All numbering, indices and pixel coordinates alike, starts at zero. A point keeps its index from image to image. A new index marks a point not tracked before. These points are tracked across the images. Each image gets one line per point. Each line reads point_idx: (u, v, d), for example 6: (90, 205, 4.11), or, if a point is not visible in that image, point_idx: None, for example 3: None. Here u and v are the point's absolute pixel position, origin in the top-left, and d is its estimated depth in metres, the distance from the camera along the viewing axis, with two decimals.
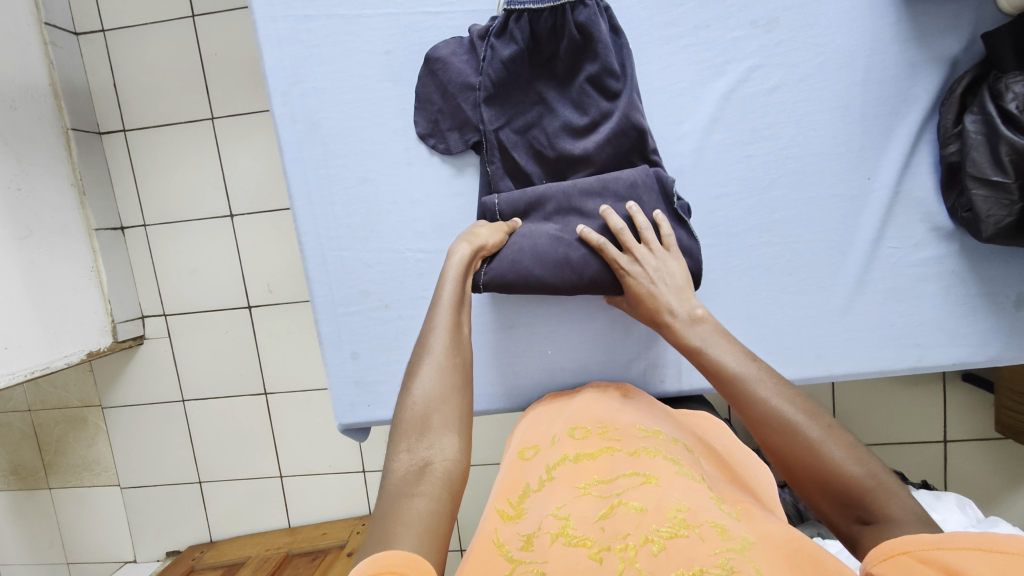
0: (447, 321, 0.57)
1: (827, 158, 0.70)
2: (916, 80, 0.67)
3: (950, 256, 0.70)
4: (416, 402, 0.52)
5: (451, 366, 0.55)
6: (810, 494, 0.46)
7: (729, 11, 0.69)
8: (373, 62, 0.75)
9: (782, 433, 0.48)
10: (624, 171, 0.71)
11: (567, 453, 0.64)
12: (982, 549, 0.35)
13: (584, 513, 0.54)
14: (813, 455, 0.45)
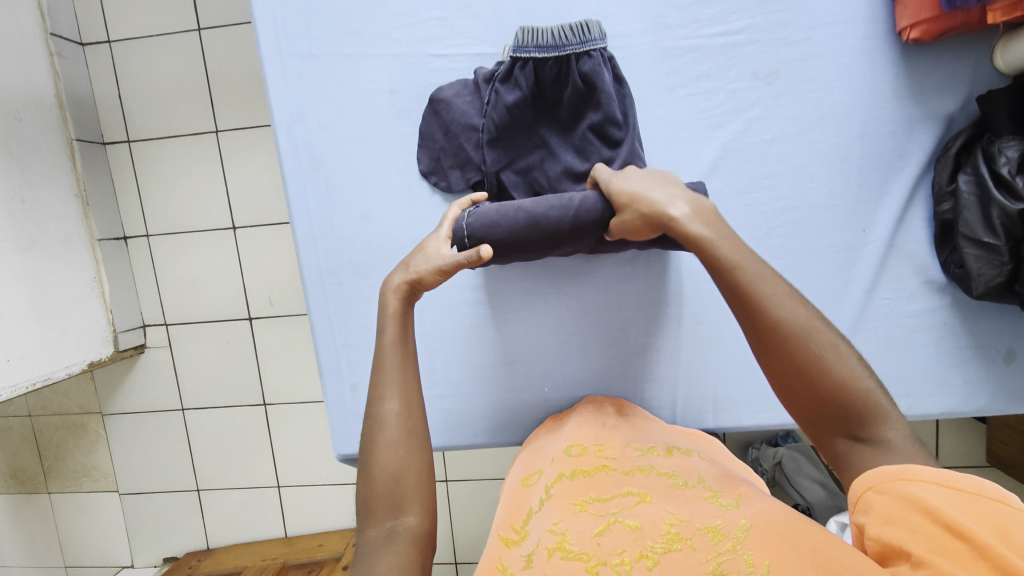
0: (396, 388, 0.55)
1: (823, 209, 0.71)
2: (912, 137, 0.68)
3: (940, 308, 0.71)
4: (378, 467, 0.51)
5: (404, 431, 0.53)
6: (811, 408, 0.46)
7: (731, 63, 0.69)
8: (377, 101, 0.75)
9: (799, 347, 0.46)
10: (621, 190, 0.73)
11: (564, 471, 0.64)
12: (942, 485, 0.38)
13: (582, 530, 0.55)
14: (821, 370, 0.45)
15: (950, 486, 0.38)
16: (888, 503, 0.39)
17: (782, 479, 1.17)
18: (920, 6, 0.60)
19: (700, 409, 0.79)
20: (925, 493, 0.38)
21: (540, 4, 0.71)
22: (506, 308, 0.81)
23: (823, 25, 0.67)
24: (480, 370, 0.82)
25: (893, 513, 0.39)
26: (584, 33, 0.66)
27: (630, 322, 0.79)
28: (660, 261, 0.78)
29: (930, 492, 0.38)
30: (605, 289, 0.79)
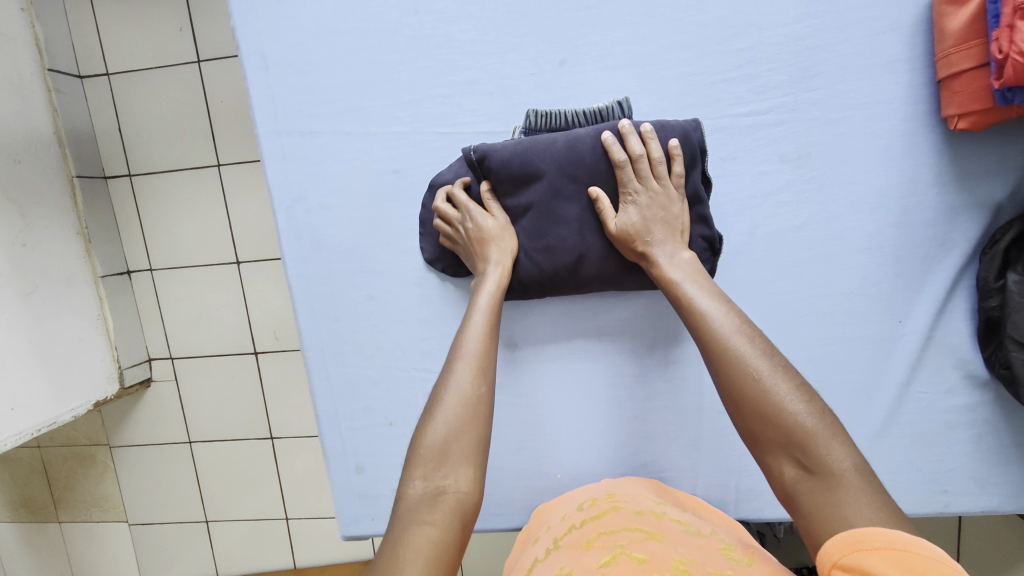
0: (473, 354, 0.54)
1: (856, 298, 0.66)
2: (956, 225, 0.63)
3: (983, 403, 0.66)
4: (434, 430, 0.49)
5: (474, 396, 0.51)
6: (756, 432, 0.47)
7: (759, 144, 0.64)
8: (380, 181, 0.71)
9: (748, 378, 0.48)
10: None
11: (575, 524, 0.65)
12: (893, 547, 0.35)
13: (586, 566, 0.54)
14: (766, 400, 0.46)
15: (901, 552, 0.35)
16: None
17: None
18: (966, 99, 0.56)
19: (721, 496, 0.75)
20: (879, 563, 0.35)
21: (552, 80, 0.66)
22: (517, 391, 0.77)
23: (859, 105, 0.62)
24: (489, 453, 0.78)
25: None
26: (599, 117, 0.65)
27: (648, 407, 0.75)
28: (679, 345, 0.74)
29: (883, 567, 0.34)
30: (621, 372, 0.75)
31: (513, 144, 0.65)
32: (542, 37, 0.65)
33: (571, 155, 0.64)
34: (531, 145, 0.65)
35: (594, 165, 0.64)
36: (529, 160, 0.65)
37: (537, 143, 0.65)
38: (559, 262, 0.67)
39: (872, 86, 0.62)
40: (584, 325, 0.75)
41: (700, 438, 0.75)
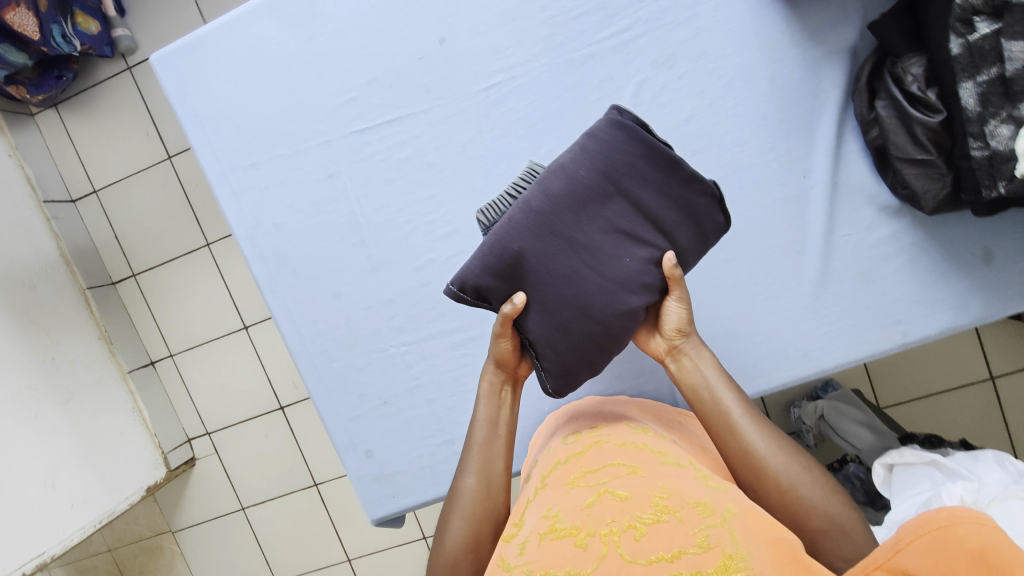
0: (476, 469, 0.69)
1: (758, 169, 0.72)
2: (823, 76, 0.69)
3: (904, 230, 0.70)
4: (449, 542, 0.66)
5: (477, 513, 0.67)
6: (798, 523, 0.56)
7: (629, 58, 0.72)
8: (319, 188, 0.80)
9: (765, 465, 0.59)
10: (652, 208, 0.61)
11: (560, 459, 0.68)
12: (919, 533, 0.36)
13: (574, 505, 0.57)
14: (791, 491, 0.57)
15: (926, 537, 0.36)
16: None
17: (828, 430, 1.24)
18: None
19: None
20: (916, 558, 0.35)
21: (438, 58, 0.74)
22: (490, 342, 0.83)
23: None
24: None
25: None
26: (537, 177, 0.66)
27: None
28: None
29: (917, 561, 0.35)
30: None
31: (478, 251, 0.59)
32: (418, 23, 0.74)
33: (535, 213, 0.59)
34: (496, 239, 0.60)
35: (559, 206, 0.59)
36: (503, 249, 0.59)
37: (499, 229, 0.60)
38: (605, 313, 0.60)
39: None
40: None
41: None
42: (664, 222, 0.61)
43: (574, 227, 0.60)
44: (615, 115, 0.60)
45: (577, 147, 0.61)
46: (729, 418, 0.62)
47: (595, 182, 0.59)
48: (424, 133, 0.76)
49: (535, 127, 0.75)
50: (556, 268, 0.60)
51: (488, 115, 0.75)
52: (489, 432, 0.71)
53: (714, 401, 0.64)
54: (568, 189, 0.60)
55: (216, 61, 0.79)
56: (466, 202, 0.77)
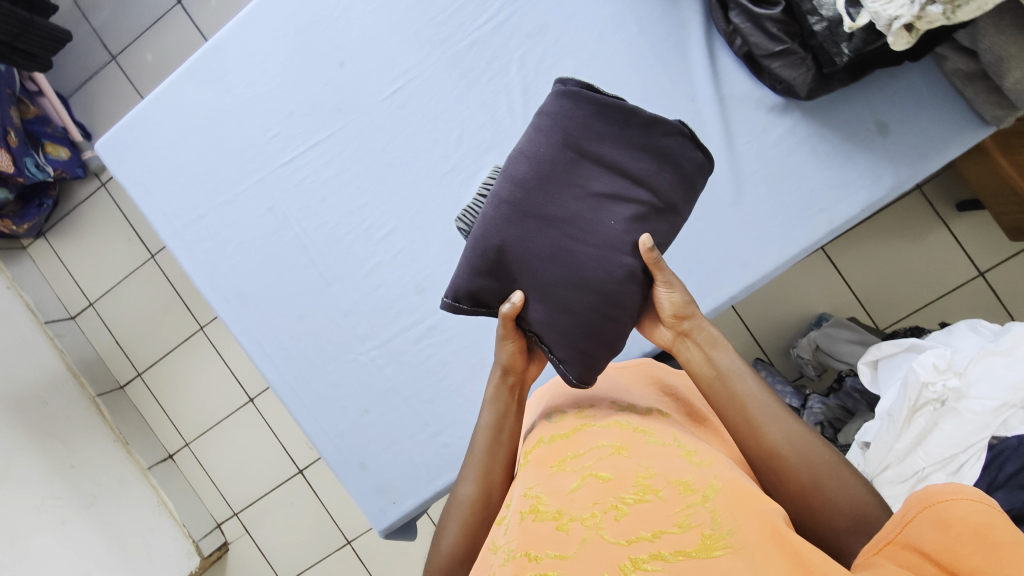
0: (475, 475, 0.63)
1: (649, 102, 0.77)
2: (680, 8, 0.75)
3: (797, 124, 0.74)
4: (441, 551, 0.61)
5: (473, 519, 0.62)
6: (821, 522, 0.49)
7: (507, 37, 0.79)
8: (262, 222, 0.86)
9: (789, 462, 0.51)
10: (622, 164, 0.59)
11: (544, 436, 0.60)
12: (925, 506, 0.36)
13: (556, 488, 0.51)
14: (815, 489, 0.50)
15: (932, 507, 0.36)
16: (906, 560, 0.36)
17: (827, 358, 1.26)
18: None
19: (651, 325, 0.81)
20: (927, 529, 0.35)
21: (342, 80, 0.82)
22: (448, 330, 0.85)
23: None
24: (455, 393, 0.85)
25: (905, 562, 0.36)
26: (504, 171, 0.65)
27: None
28: None
29: (922, 532, 0.35)
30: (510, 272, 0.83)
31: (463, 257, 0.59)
32: (318, 54, 0.82)
33: (508, 200, 0.58)
34: (477, 238, 0.59)
35: (530, 188, 0.58)
36: (485, 247, 0.58)
37: (476, 229, 0.59)
38: (605, 281, 0.58)
39: None
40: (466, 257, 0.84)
41: None
42: (639, 174, 0.59)
43: (551, 203, 0.58)
44: (558, 85, 0.59)
45: (530, 129, 0.61)
46: (747, 412, 0.55)
47: (557, 154, 0.58)
48: (344, 149, 0.83)
49: (441, 118, 0.81)
50: (546, 249, 0.58)
51: (396, 118, 0.82)
52: (492, 439, 0.65)
53: (728, 397, 0.57)
54: (535, 169, 0.59)
55: (151, 133, 0.87)
56: (396, 201, 0.83)
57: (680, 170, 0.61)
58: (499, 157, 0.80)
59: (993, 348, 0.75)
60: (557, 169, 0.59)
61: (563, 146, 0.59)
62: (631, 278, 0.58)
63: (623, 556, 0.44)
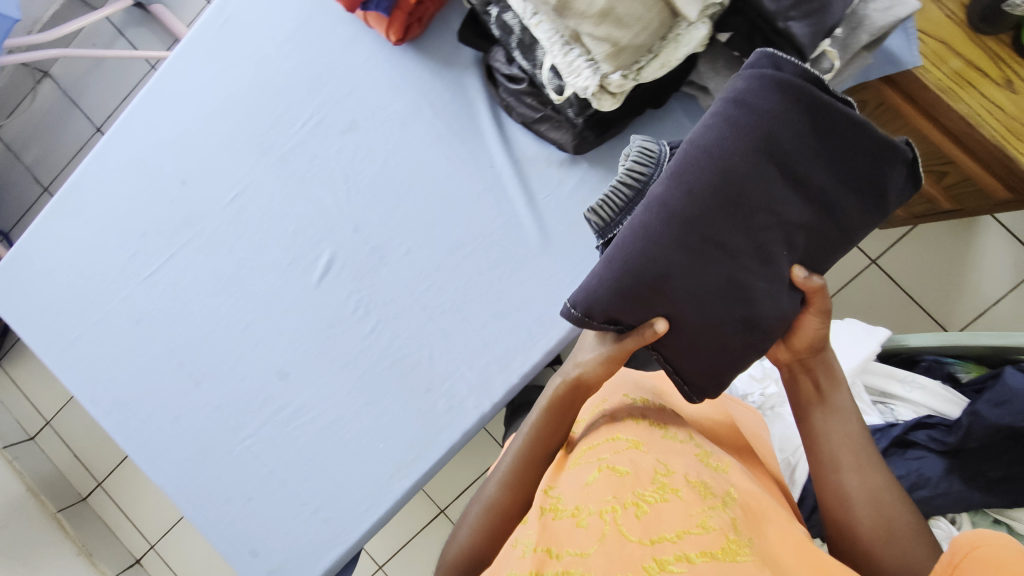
0: (501, 477, 0.66)
1: (456, 175, 0.85)
2: (467, 91, 0.84)
3: (586, 173, 0.81)
4: (461, 546, 0.65)
5: (498, 522, 0.64)
6: (876, 556, 0.55)
7: (322, 137, 0.87)
8: (133, 334, 0.92)
9: (868, 505, 0.57)
10: (825, 182, 0.55)
11: (563, 443, 0.69)
12: (973, 551, 0.41)
13: (575, 486, 0.59)
14: (890, 533, 0.55)
15: (978, 551, 0.41)
16: None
17: None
18: (386, 20, 0.78)
19: (502, 375, 0.83)
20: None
21: (186, 196, 0.90)
22: (315, 410, 0.88)
23: (359, 72, 0.85)
24: (329, 468, 0.87)
25: None
26: (646, 157, 0.60)
27: (406, 349, 0.86)
28: (382, 292, 0.87)
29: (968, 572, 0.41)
30: (361, 350, 0.87)
31: (606, 271, 0.56)
32: (162, 176, 0.91)
33: (675, 213, 0.55)
34: (632, 239, 0.56)
35: (710, 201, 0.55)
36: (642, 256, 0.55)
37: (625, 242, 0.56)
38: (772, 316, 0.57)
39: (357, 60, 0.85)
40: (315, 340, 0.88)
41: (442, 352, 0.85)
42: (835, 196, 0.56)
43: (727, 222, 0.55)
44: (771, 74, 0.53)
45: (720, 127, 0.55)
46: (834, 457, 0.60)
47: (746, 164, 0.54)
48: (196, 256, 0.90)
49: (279, 215, 0.88)
50: (701, 276, 0.56)
51: (239, 223, 0.89)
52: (528, 445, 0.66)
53: (820, 438, 0.62)
54: (701, 188, 0.54)
55: (26, 268, 0.94)
56: (249, 296, 0.89)
57: (884, 200, 0.56)
58: (334, 244, 0.87)
59: None
60: (727, 190, 0.54)
61: (757, 159, 0.54)
62: (787, 306, 0.58)
63: (646, 558, 0.49)
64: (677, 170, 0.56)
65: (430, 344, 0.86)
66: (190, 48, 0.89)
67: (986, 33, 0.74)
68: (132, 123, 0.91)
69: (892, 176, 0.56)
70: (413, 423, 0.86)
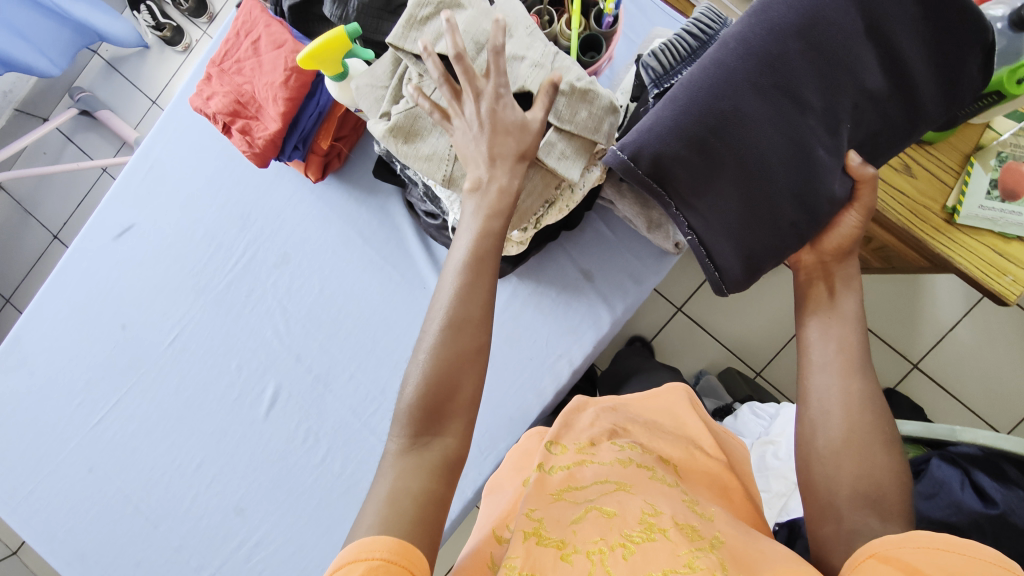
0: (456, 282, 0.50)
1: (389, 300, 0.86)
2: (392, 219, 0.87)
3: (516, 288, 0.83)
4: (417, 382, 0.48)
5: (467, 330, 0.49)
6: (842, 472, 0.50)
7: (256, 272, 0.89)
8: (85, 482, 0.92)
9: (853, 417, 0.51)
10: (904, 54, 0.55)
11: (544, 464, 0.64)
12: (932, 547, 0.41)
13: (557, 518, 0.55)
14: (861, 442, 0.50)
15: (941, 551, 0.41)
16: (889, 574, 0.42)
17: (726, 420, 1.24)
18: (302, 163, 0.78)
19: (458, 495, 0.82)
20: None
21: (128, 340, 0.92)
22: (274, 542, 0.87)
23: (286, 208, 0.88)
24: None
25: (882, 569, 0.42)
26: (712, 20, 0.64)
27: (357, 477, 0.86)
28: (328, 420, 0.87)
29: (919, 558, 0.41)
30: (315, 477, 0.87)
31: (668, 112, 0.54)
32: (102, 323, 0.93)
33: (755, 50, 0.53)
34: (696, 87, 0.54)
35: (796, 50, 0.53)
36: (710, 107, 0.54)
37: (684, 97, 0.54)
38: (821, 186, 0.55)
39: (283, 195, 0.88)
40: (268, 471, 0.88)
41: None
42: (915, 73, 0.55)
43: (801, 76, 0.54)
44: None
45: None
46: (836, 361, 0.54)
47: (835, 23, 0.53)
48: (142, 399, 0.91)
49: (222, 351, 0.90)
50: (775, 130, 0.54)
51: (180, 361, 0.91)
52: (478, 252, 0.52)
53: (811, 347, 0.56)
54: (789, 31, 0.53)
55: None
56: (197, 435, 0.90)
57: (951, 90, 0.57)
58: (277, 377, 0.88)
59: (766, 436, 0.86)
60: (816, 35, 0.53)
61: (852, 8, 0.53)
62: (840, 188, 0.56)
63: None
64: (761, 8, 0.55)
65: (384, 464, 0.85)
66: (117, 195, 0.93)
67: None
68: (76, 273, 0.94)
69: (966, 69, 0.56)
70: None
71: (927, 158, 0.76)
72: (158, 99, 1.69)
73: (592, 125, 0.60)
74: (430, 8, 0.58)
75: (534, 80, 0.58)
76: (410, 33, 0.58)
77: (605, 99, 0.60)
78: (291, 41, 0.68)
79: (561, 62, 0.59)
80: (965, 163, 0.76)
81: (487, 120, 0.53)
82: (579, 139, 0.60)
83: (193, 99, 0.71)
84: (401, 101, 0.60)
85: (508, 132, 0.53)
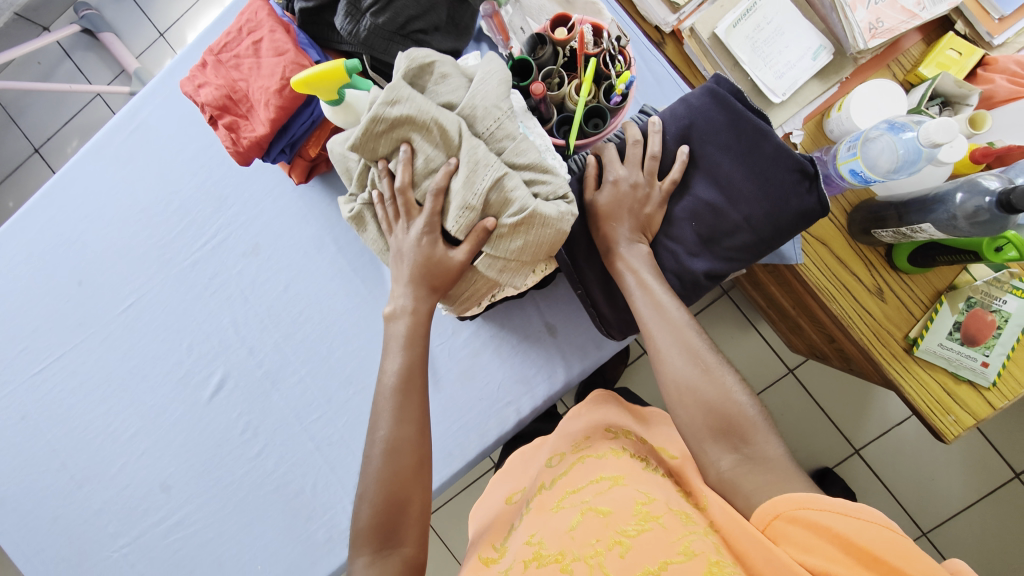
0: (395, 417, 0.59)
1: (352, 312, 0.86)
2: None
3: (479, 328, 0.83)
4: (365, 509, 0.58)
5: (401, 461, 0.58)
6: (705, 413, 0.54)
7: (223, 257, 0.87)
8: (15, 429, 0.91)
9: (694, 359, 0.56)
10: (735, 179, 0.62)
11: (545, 483, 0.66)
12: (846, 514, 0.45)
13: (555, 528, 0.57)
14: (708, 374, 0.55)
15: (851, 517, 0.45)
16: (801, 533, 0.46)
17: None
18: (287, 163, 0.77)
19: None
20: (794, 530, 0.46)
21: (81, 297, 0.90)
22: (192, 523, 0.87)
23: (266, 198, 0.87)
24: None
25: (800, 538, 0.46)
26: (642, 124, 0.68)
27: (287, 478, 0.85)
28: (270, 418, 0.86)
29: (837, 525, 0.45)
30: (243, 470, 0.86)
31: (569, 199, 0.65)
32: (59, 274, 0.91)
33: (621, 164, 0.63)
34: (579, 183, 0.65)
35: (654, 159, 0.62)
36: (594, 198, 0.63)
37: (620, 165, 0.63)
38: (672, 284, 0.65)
39: (263, 185, 0.87)
40: (200, 455, 0.87)
41: (326, 480, 0.84)
42: (748, 195, 0.62)
43: (710, 144, 0.63)
44: (712, 84, 0.63)
45: (704, 88, 0.64)
46: (659, 311, 0.59)
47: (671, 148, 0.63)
48: (86, 359, 0.90)
49: (175, 327, 0.88)
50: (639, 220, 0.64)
51: (131, 329, 0.89)
52: (405, 388, 0.61)
53: (643, 300, 0.60)
54: (703, 117, 0.63)
55: None
56: (136, 406, 0.89)
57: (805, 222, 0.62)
58: (226, 364, 0.87)
59: None
60: (728, 113, 0.62)
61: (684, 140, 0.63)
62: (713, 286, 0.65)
63: None
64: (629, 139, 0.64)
65: (315, 470, 0.85)
66: (94, 151, 0.90)
67: (864, 243, 0.76)
68: (40, 218, 0.91)
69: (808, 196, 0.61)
70: (285, 556, 0.84)
71: (899, 284, 0.77)
72: (166, 33, 1.62)
73: (525, 255, 0.59)
74: (384, 124, 0.55)
75: (465, 221, 0.58)
76: (362, 147, 0.58)
77: (542, 234, 0.57)
78: (293, 50, 0.67)
79: (503, 197, 0.57)
80: (935, 298, 0.77)
81: (412, 253, 0.61)
82: (515, 263, 0.61)
83: (185, 83, 0.70)
84: (365, 191, 0.63)
85: (430, 267, 0.61)
